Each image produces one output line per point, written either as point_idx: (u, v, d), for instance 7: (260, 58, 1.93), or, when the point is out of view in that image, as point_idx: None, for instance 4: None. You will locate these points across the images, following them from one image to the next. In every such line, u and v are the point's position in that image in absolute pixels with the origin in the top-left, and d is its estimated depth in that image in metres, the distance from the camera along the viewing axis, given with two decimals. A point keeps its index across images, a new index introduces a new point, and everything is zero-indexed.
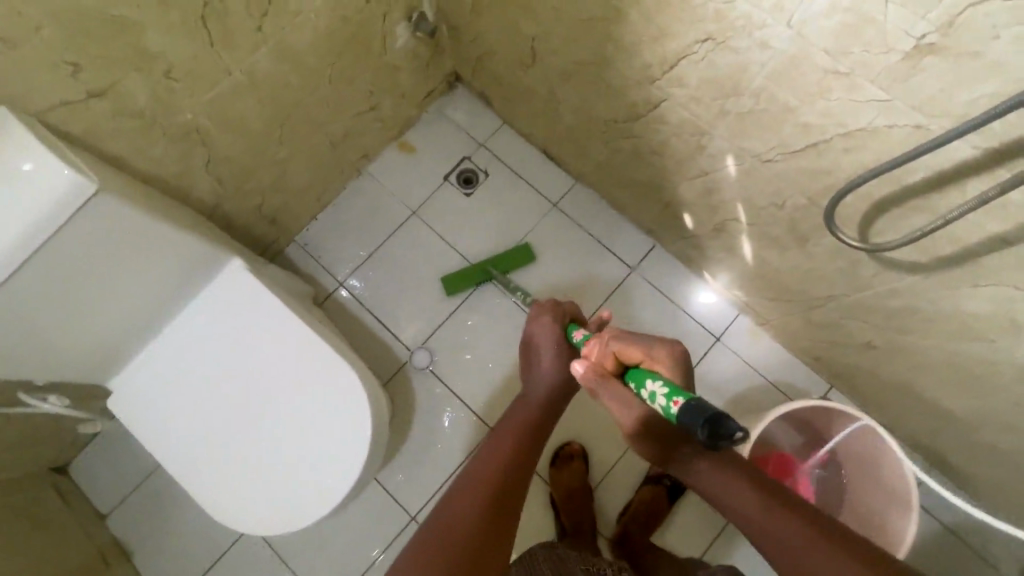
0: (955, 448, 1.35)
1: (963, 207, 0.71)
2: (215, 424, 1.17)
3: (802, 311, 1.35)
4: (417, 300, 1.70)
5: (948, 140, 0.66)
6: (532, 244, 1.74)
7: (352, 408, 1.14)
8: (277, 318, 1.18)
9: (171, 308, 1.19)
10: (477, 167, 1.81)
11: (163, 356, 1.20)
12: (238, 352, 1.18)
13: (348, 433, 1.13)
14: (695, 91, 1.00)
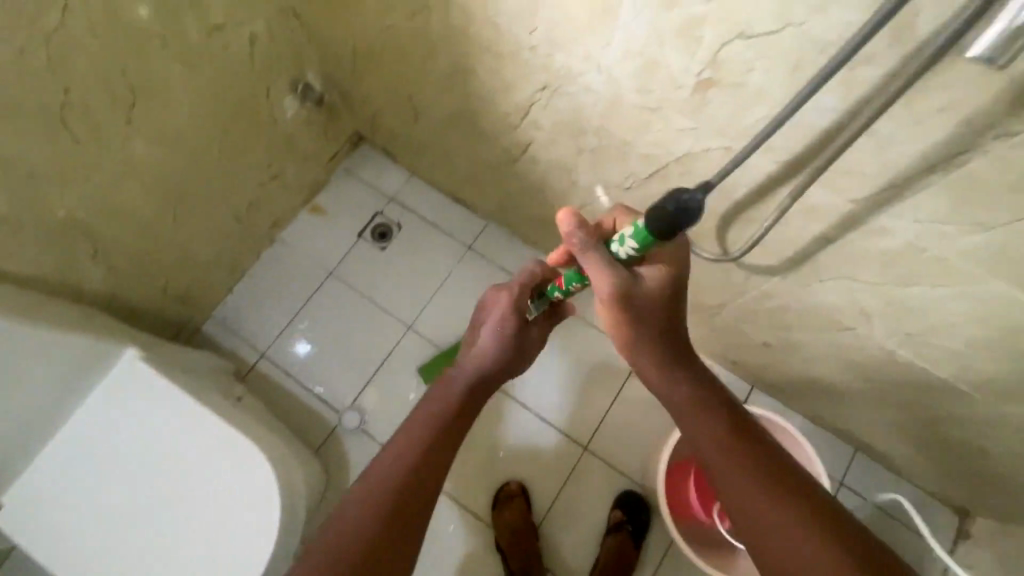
0: (867, 431, 1.41)
1: (771, 216, 0.78)
2: (117, 525, 1.16)
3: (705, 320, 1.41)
4: (342, 359, 1.69)
5: (736, 162, 0.73)
6: (451, 288, 1.77)
7: (259, 488, 1.18)
8: (181, 409, 1.23)
9: (63, 412, 1.20)
10: (390, 220, 1.85)
11: (59, 463, 1.19)
12: (140, 448, 1.20)
13: (250, 514, 1.16)
14: (551, 133, 1.06)
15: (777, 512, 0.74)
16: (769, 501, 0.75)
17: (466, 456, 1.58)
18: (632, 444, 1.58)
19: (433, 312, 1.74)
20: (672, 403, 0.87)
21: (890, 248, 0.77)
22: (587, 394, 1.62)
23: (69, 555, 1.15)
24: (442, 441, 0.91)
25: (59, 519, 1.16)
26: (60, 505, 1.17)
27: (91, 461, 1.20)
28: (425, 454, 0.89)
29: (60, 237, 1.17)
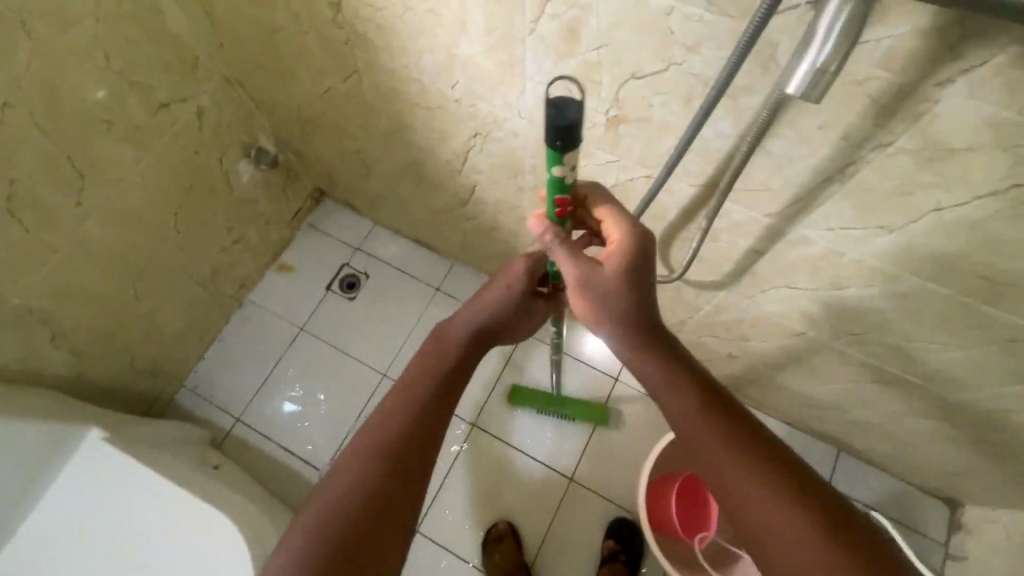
0: (844, 430, 1.42)
1: (697, 236, 0.80)
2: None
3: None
4: (319, 415, 1.68)
5: (655, 191, 0.76)
6: (423, 331, 1.77)
7: (230, 558, 1.14)
8: (147, 487, 1.21)
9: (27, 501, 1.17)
10: (358, 270, 1.86)
11: (19, 563, 1.14)
12: (106, 533, 1.17)
13: None
14: (492, 175, 1.10)
15: (771, 503, 0.66)
16: (761, 490, 0.67)
17: (452, 500, 1.56)
18: (616, 468, 1.58)
19: (407, 357, 1.74)
20: (651, 378, 0.79)
21: (814, 255, 0.80)
22: (566, 423, 1.63)
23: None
24: (431, 407, 0.84)
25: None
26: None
27: (55, 554, 1.16)
28: (416, 422, 0.82)
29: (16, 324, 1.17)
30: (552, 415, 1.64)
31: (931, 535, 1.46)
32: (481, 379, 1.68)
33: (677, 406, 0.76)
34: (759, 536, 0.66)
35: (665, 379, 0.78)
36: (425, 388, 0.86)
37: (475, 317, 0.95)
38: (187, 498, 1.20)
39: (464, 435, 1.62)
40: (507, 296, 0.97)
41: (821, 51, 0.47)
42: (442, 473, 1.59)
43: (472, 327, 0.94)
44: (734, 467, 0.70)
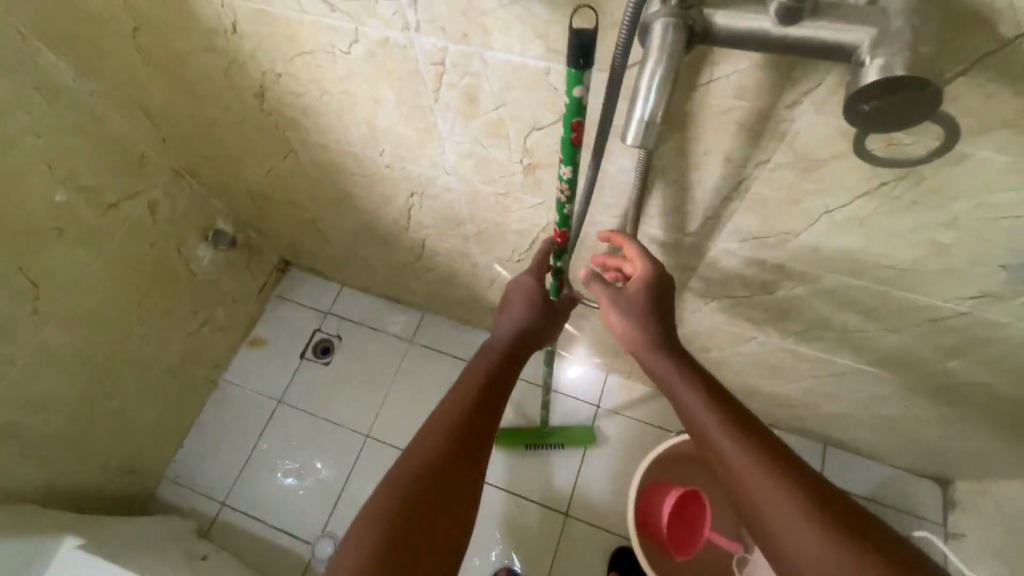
0: (822, 424, 1.44)
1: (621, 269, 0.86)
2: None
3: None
4: (306, 486, 1.65)
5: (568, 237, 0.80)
6: (402, 386, 1.78)
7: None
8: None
9: None
10: (330, 334, 1.88)
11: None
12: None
13: None
14: (436, 228, 1.14)
15: (793, 501, 0.63)
16: (784, 487, 0.64)
17: None
18: (609, 497, 1.57)
19: (388, 414, 1.74)
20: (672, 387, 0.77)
21: (740, 265, 0.84)
22: (554, 456, 1.63)
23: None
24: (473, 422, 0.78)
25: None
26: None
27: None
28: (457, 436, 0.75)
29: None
30: (541, 447, 1.64)
31: (928, 517, 1.47)
32: None
33: (702, 414, 0.73)
34: (775, 535, 0.62)
35: (692, 388, 0.76)
36: (466, 387, 0.81)
37: (512, 318, 0.91)
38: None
39: None
40: (537, 299, 0.92)
41: (647, 103, 0.49)
42: None
43: (507, 329, 0.90)
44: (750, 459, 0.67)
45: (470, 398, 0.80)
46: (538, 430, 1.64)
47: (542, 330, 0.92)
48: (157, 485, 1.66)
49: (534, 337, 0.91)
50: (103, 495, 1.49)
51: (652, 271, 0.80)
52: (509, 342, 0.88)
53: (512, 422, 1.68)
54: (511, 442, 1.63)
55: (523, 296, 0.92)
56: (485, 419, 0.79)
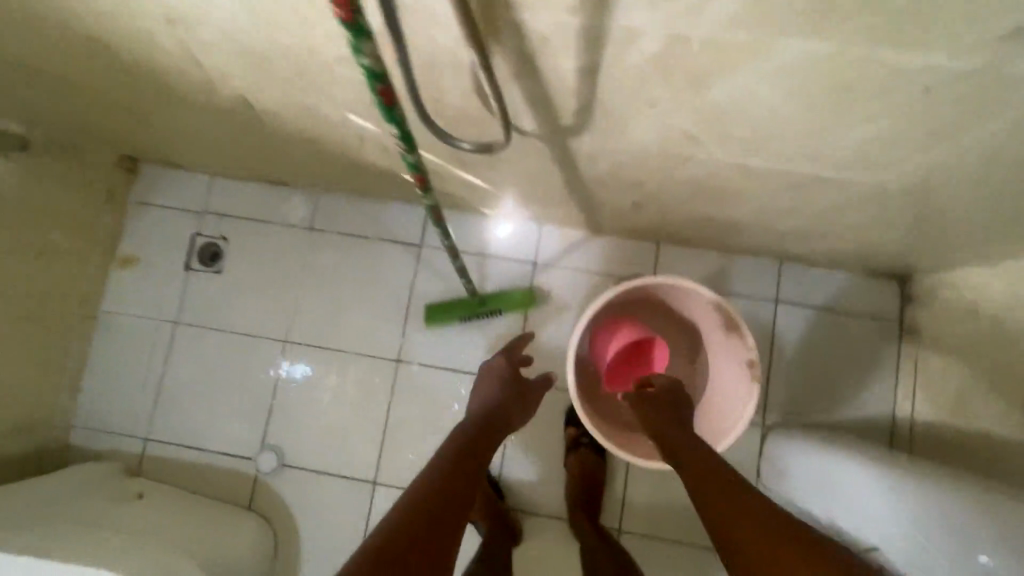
0: (777, 242, 1.29)
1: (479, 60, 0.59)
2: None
3: (567, 202, 1.22)
4: (232, 405, 1.50)
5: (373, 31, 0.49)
6: (311, 281, 1.54)
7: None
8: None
9: None
10: (213, 237, 1.57)
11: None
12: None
13: None
14: (245, 72, 0.80)
15: (753, 515, 0.75)
16: (745, 504, 0.77)
17: (399, 444, 1.46)
18: (558, 358, 1.46)
19: (302, 314, 1.53)
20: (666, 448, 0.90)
21: (657, 46, 0.57)
22: (495, 325, 1.48)
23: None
24: (458, 471, 0.82)
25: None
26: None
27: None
28: (449, 485, 0.79)
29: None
30: (478, 317, 1.47)
31: (883, 315, 1.41)
32: (390, 311, 1.50)
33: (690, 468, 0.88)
34: (737, 538, 0.73)
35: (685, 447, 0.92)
36: (450, 445, 0.89)
37: (485, 398, 1.08)
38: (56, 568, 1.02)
39: (392, 375, 1.48)
40: (506, 376, 1.16)
41: None
42: (381, 419, 1.47)
43: (484, 405, 1.05)
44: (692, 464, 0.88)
45: (450, 452, 0.87)
46: (470, 302, 1.45)
47: (513, 411, 1.08)
48: (69, 434, 1.51)
49: (506, 412, 1.05)
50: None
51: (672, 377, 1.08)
52: (484, 413, 1.01)
53: (442, 298, 1.50)
54: (444, 320, 1.46)
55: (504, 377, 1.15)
56: (470, 462, 0.86)
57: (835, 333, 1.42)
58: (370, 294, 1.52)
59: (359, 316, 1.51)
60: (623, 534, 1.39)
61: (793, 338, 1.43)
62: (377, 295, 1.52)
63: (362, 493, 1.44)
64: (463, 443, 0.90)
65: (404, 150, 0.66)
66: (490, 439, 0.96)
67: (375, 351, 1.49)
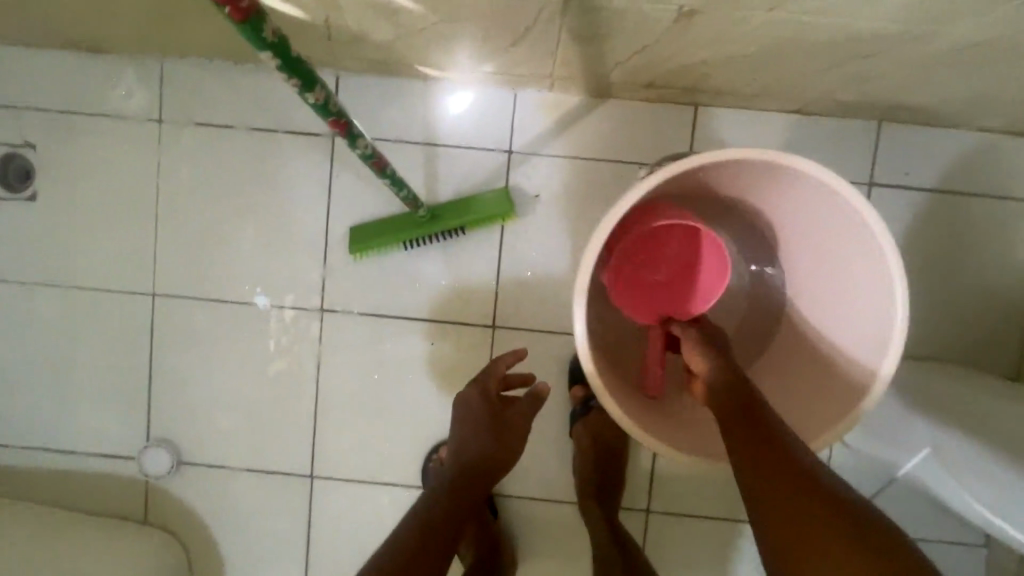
0: (899, 84, 0.79)
1: None
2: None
3: (556, 27, 0.70)
4: (91, 389, 1.04)
5: None
6: (178, 200, 1.02)
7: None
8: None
9: None
10: (13, 144, 1.02)
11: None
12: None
13: None
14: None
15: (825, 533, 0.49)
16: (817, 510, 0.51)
17: (341, 424, 1.04)
18: (553, 289, 1.01)
19: (173, 253, 1.03)
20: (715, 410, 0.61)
21: None
22: (458, 248, 1.01)
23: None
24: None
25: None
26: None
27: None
28: None
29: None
30: (431, 239, 0.99)
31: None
32: (302, 238, 1.02)
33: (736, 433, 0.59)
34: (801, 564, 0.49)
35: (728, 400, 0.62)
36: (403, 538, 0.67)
37: (456, 441, 0.83)
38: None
39: (317, 329, 1.03)
40: (480, 413, 0.84)
41: None
42: (309, 391, 1.04)
43: (458, 455, 0.80)
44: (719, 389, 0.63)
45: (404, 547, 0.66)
46: (414, 222, 0.96)
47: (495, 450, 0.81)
48: None
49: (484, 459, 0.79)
50: None
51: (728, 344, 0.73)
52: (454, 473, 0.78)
53: (376, 214, 1.00)
54: (380, 247, 0.97)
55: (477, 415, 0.84)
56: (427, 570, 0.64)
57: (953, 225, 0.98)
58: (268, 215, 1.02)
59: (257, 249, 1.02)
60: (652, 517, 1.02)
61: (892, 236, 0.98)
62: (279, 214, 1.02)
63: (299, 490, 1.05)
64: (421, 533, 0.68)
65: None
66: (463, 509, 0.74)
67: (288, 297, 1.03)
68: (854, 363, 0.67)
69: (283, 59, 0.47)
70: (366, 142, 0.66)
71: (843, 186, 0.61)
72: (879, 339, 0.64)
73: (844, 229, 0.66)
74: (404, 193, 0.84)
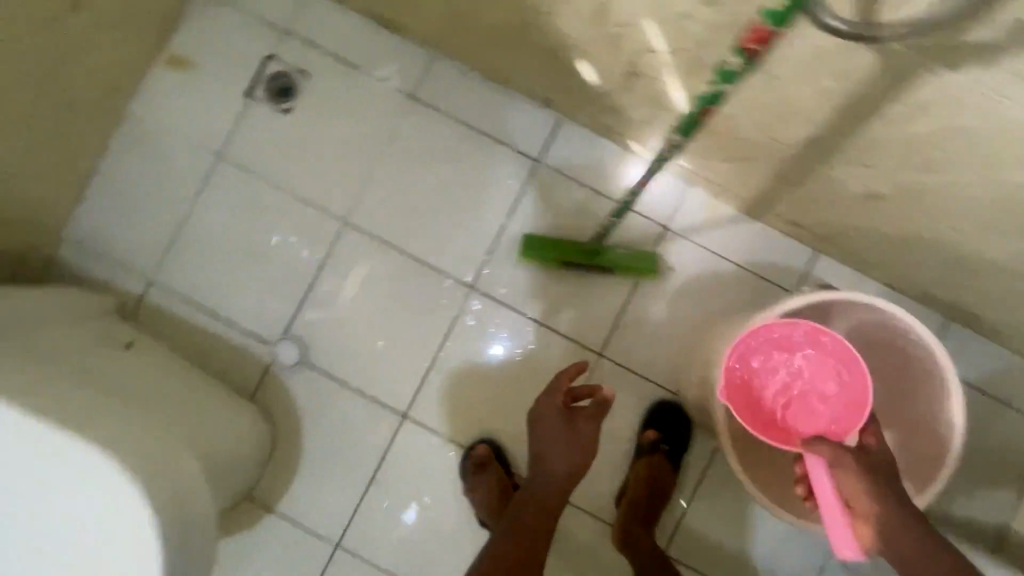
0: (983, 299, 1.04)
1: None
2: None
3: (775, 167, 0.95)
4: (260, 275, 1.22)
5: None
6: (396, 161, 1.24)
7: (117, 496, 0.74)
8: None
9: None
10: (290, 67, 1.24)
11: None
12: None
13: (119, 547, 0.74)
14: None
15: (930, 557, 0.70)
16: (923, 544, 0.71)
17: (445, 382, 1.22)
18: (658, 345, 1.21)
19: (374, 196, 1.24)
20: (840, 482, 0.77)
21: None
22: (598, 283, 1.22)
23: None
24: None
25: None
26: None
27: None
28: None
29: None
30: (582, 268, 1.21)
31: None
32: (480, 226, 1.23)
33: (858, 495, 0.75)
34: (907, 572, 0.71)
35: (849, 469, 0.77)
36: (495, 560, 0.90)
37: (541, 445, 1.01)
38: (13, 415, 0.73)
39: (461, 300, 1.23)
40: (557, 425, 1.00)
41: None
42: (432, 347, 1.22)
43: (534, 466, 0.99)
44: (878, 488, 0.75)
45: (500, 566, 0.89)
46: (578, 252, 1.19)
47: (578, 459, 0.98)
48: (60, 247, 1.22)
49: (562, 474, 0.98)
50: None
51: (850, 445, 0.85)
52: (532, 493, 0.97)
53: (547, 232, 1.22)
54: (543, 259, 1.20)
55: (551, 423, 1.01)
56: None
57: (978, 419, 1.20)
58: (462, 198, 1.24)
59: (441, 221, 1.24)
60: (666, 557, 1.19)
61: None
62: (470, 201, 1.24)
63: (387, 423, 1.22)
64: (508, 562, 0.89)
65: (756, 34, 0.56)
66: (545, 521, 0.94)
67: (450, 266, 1.23)
68: (942, 441, 0.94)
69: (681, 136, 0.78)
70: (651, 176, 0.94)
71: (926, 335, 0.90)
72: (950, 419, 0.92)
73: (916, 355, 0.96)
74: (620, 203, 1.17)
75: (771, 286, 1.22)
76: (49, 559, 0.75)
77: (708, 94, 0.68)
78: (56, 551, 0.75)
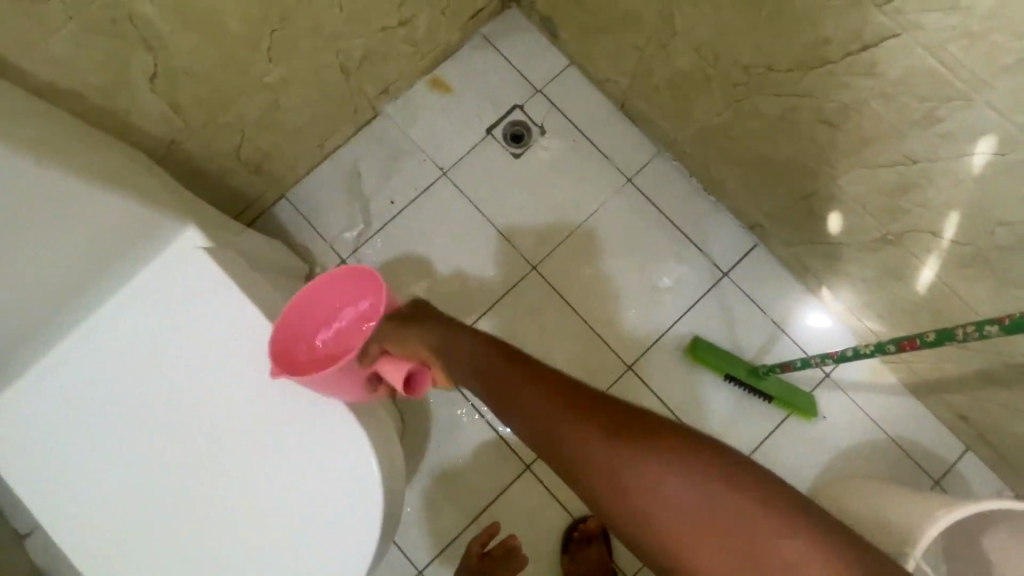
0: None
1: None
2: (159, 494, 0.79)
3: (989, 361, 1.01)
4: (441, 287, 1.29)
5: None
6: (595, 228, 1.32)
7: (359, 471, 0.79)
8: (230, 334, 0.81)
9: (104, 296, 0.81)
10: (530, 119, 1.36)
11: (66, 390, 0.80)
12: (181, 387, 0.80)
13: (344, 507, 0.79)
14: (1008, 10, 0.57)
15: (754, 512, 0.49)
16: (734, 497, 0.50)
17: None
18: (790, 483, 1.22)
19: (566, 254, 1.31)
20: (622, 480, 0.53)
21: None
22: (748, 404, 1.25)
23: (85, 524, 0.79)
24: None
25: (61, 475, 0.79)
26: (63, 452, 0.79)
27: (113, 391, 0.80)
28: None
29: (72, 4, 0.68)
30: (742, 387, 1.24)
31: None
32: (653, 314, 1.29)
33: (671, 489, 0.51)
34: None
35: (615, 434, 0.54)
36: None
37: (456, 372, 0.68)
38: (296, 362, 0.81)
39: (614, 375, 1.27)
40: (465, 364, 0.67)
41: None
42: None
43: (484, 372, 0.64)
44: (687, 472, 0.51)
45: None
46: (747, 371, 1.22)
47: (508, 352, 0.65)
48: (276, 204, 1.30)
49: (488, 383, 0.63)
50: (223, 184, 1.13)
51: (478, 354, 0.66)
52: (518, 358, 0.65)
53: (713, 338, 1.27)
54: (707, 364, 1.24)
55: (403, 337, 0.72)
56: None
57: None
58: (644, 283, 1.30)
59: (620, 297, 1.30)
60: None
61: None
62: (651, 288, 1.30)
63: (509, 469, 1.22)
64: None
65: (983, 328, 0.68)
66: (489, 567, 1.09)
67: (613, 340, 1.28)
68: None
69: (861, 352, 0.90)
70: (892, 352, 0.87)
71: None
72: None
73: None
74: (804, 356, 1.22)
75: (915, 466, 1.22)
76: (270, 506, 0.79)
77: (927, 337, 0.77)
78: (282, 502, 0.79)
